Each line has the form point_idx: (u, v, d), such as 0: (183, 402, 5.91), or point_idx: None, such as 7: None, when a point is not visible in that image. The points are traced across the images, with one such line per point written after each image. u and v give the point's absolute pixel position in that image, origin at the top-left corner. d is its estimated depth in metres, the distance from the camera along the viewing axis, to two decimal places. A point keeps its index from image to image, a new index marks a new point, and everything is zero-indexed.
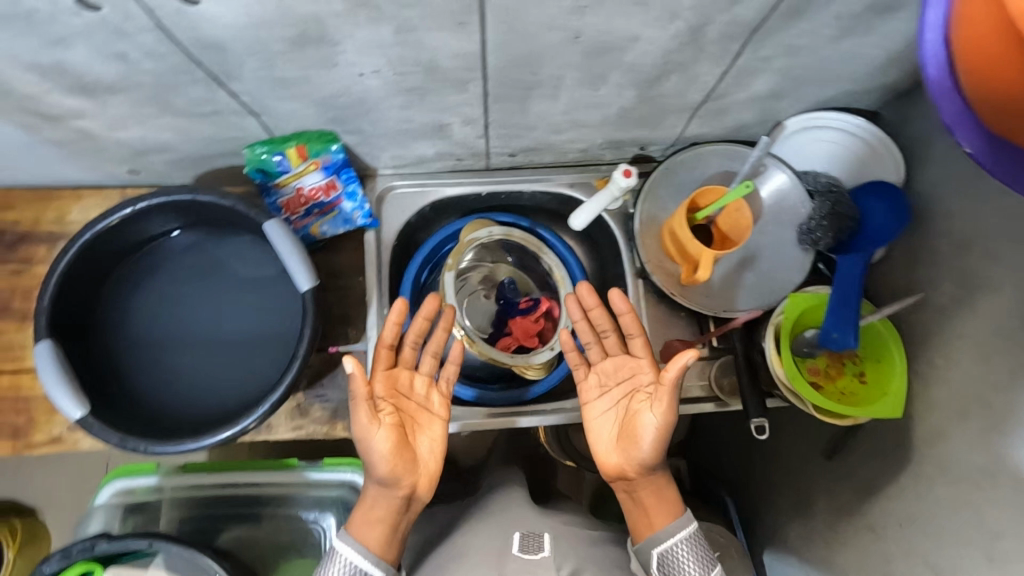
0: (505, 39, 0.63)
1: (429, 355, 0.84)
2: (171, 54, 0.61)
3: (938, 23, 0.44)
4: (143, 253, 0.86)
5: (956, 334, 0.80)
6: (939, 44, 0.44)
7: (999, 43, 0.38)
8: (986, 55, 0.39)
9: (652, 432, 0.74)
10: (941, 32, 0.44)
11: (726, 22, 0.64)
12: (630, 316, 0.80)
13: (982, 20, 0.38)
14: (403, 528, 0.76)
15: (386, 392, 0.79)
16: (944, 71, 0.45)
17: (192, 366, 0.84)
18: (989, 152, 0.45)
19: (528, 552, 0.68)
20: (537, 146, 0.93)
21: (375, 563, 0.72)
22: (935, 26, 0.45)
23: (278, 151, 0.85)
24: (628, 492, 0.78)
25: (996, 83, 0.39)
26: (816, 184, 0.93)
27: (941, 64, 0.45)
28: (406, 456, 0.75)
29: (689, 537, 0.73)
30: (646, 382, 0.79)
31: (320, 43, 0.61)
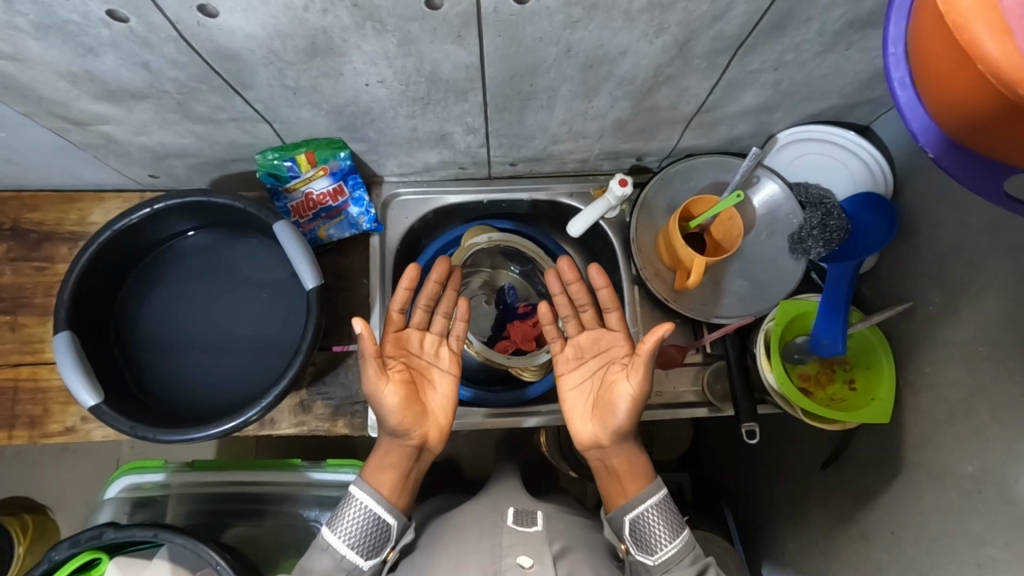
0: (503, 51, 0.67)
1: (440, 317, 0.90)
2: (191, 63, 0.66)
3: (900, 38, 0.48)
4: (160, 251, 0.90)
5: (944, 342, 0.81)
6: (901, 57, 0.48)
7: (952, 55, 0.41)
8: (942, 68, 0.42)
9: (626, 400, 0.78)
10: (902, 46, 0.47)
11: (712, 37, 0.67)
12: (607, 291, 0.86)
13: (935, 37, 0.42)
14: (414, 476, 0.81)
15: (397, 351, 0.84)
16: (908, 83, 0.48)
17: (202, 359, 0.88)
18: (950, 158, 0.48)
19: (522, 525, 0.73)
20: (537, 155, 0.97)
21: (387, 509, 0.76)
22: (898, 40, 0.48)
23: (288, 157, 0.90)
24: (601, 459, 0.82)
25: (953, 92, 0.42)
26: (808, 196, 0.96)
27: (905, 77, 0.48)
28: (415, 408, 0.80)
29: (659, 503, 0.77)
30: (621, 355, 0.85)
31: (328, 54, 0.65)
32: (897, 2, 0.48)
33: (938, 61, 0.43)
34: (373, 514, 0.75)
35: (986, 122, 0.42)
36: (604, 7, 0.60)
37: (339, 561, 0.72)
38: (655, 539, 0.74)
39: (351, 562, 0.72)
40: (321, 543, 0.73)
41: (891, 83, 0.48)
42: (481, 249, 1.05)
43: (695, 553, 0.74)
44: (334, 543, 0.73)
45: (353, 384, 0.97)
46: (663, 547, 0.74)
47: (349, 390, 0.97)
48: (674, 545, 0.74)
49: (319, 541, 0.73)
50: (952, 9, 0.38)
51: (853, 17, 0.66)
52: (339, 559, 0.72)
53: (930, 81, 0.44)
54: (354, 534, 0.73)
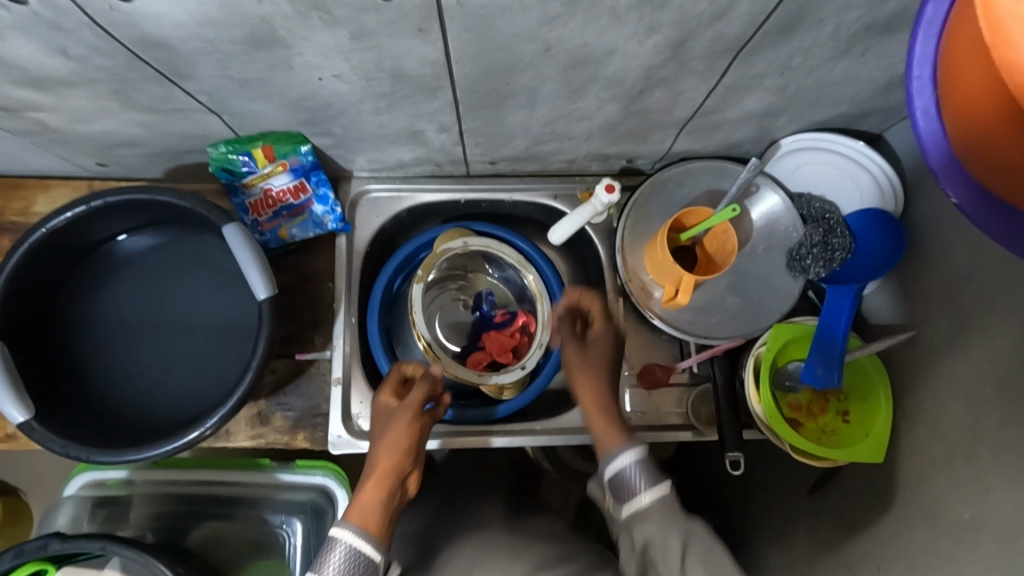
0: (472, 48, 0.59)
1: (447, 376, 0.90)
2: (115, 51, 0.58)
3: (928, 58, 0.40)
4: (93, 256, 0.82)
5: (945, 377, 0.75)
6: (927, 83, 0.40)
7: (989, 80, 0.34)
8: (978, 102, 0.35)
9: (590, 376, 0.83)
10: (929, 68, 0.40)
11: (711, 38, 0.59)
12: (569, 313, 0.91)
13: (970, 66, 0.35)
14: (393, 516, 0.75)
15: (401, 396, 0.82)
16: (932, 115, 0.41)
17: (146, 372, 0.81)
18: (976, 206, 0.40)
19: None
20: (518, 155, 0.89)
21: (372, 546, 0.70)
22: (925, 62, 0.41)
23: (243, 151, 0.82)
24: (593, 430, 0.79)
25: (987, 132, 0.35)
26: (810, 210, 0.87)
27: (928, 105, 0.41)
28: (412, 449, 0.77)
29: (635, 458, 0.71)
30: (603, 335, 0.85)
31: (273, 45, 0.57)
32: (926, 16, 0.41)
33: (973, 89, 0.36)
34: (359, 552, 0.69)
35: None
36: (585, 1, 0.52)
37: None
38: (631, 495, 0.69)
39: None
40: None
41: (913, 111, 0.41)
42: (455, 254, 0.95)
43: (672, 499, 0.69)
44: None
45: (315, 395, 0.92)
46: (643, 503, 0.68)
47: (312, 402, 0.91)
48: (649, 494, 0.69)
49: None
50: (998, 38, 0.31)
51: (872, 20, 0.58)
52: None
53: (959, 111, 0.37)
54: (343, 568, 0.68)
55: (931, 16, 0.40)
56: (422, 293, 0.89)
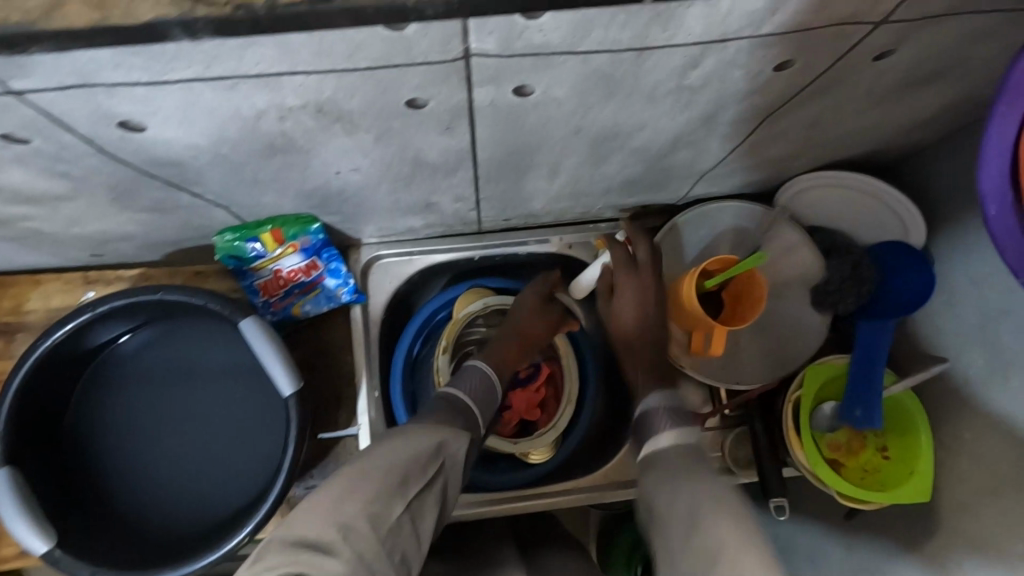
0: (499, 136, 0.56)
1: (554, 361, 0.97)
2: (120, 171, 0.54)
3: (1009, 145, 0.44)
4: (95, 361, 0.77)
5: (984, 411, 0.75)
6: (1005, 178, 0.45)
7: None
8: None
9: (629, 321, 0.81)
10: (1005, 167, 0.45)
11: (744, 108, 0.57)
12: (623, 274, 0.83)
13: None
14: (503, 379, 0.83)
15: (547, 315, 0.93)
16: (1004, 208, 0.45)
17: (164, 478, 0.76)
18: None
19: None
20: (534, 212, 0.87)
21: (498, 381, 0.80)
22: (993, 160, 0.45)
23: (251, 237, 0.78)
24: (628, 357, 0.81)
25: None
26: (832, 244, 0.87)
27: (997, 191, 0.45)
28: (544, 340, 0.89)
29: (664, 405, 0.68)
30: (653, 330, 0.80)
31: (291, 152, 0.54)
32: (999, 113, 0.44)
33: None
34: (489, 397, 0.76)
35: None
36: (623, 92, 0.49)
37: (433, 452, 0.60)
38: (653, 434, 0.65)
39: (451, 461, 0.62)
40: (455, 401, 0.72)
41: (989, 208, 0.46)
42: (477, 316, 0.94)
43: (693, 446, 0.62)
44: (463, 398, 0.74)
45: None
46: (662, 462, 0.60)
47: None
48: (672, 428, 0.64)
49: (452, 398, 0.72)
50: None
51: (905, 80, 0.57)
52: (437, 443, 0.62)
53: None
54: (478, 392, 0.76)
55: (1005, 115, 0.44)
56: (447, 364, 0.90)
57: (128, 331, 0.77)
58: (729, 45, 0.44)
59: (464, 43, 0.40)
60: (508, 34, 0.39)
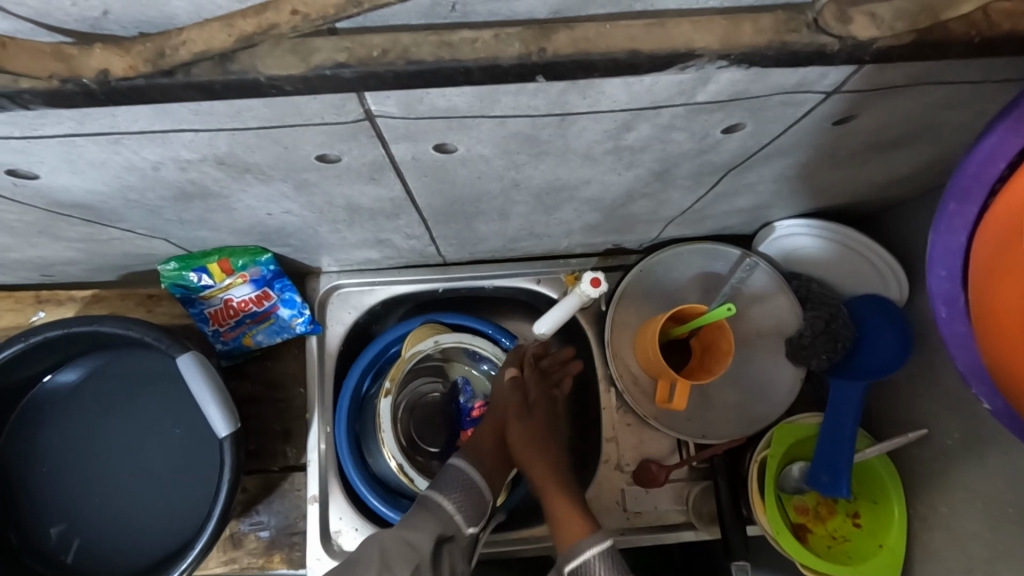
0: (432, 187, 0.53)
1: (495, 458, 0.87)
2: (32, 210, 0.51)
3: (955, 254, 0.42)
4: (28, 395, 0.75)
5: (961, 486, 0.70)
6: (955, 282, 0.42)
7: (1023, 329, 0.34)
8: (992, 328, 0.37)
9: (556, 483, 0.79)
10: (955, 269, 0.42)
11: (698, 164, 0.53)
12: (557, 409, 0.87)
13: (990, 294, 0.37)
14: (489, 476, 0.80)
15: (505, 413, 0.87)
16: (955, 312, 0.43)
17: (95, 516, 0.74)
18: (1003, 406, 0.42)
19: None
20: (496, 249, 0.83)
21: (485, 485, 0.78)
22: (944, 262, 0.42)
23: (196, 267, 0.76)
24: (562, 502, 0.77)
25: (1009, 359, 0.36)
26: (811, 294, 0.82)
27: (948, 296, 0.43)
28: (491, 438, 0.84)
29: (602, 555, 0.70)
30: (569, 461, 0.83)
31: (209, 198, 0.51)
32: (948, 210, 0.42)
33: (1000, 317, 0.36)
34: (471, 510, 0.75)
35: None
36: (555, 151, 0.46)
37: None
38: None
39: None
40: (432, 501, 0.74)
41: (938, 310, 0.43)
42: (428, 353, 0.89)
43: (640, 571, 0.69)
44: (444, 508, 0.74)
45: (291, 513, 0.85)
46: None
47: (287, 519, 0.85)
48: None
49: (429, 498, 0.74)
50: None
51: (874, 142, 0.53)
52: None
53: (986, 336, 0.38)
54: (462, 498, 0.76)
55: (956, 212, 0.41)
56: (390, 407, 0.86)
57: (53, 369, 0.75)
58: (661, 110, 0.40)
59: (361, 106, 0.36)
60: (409, 99, 0.36)
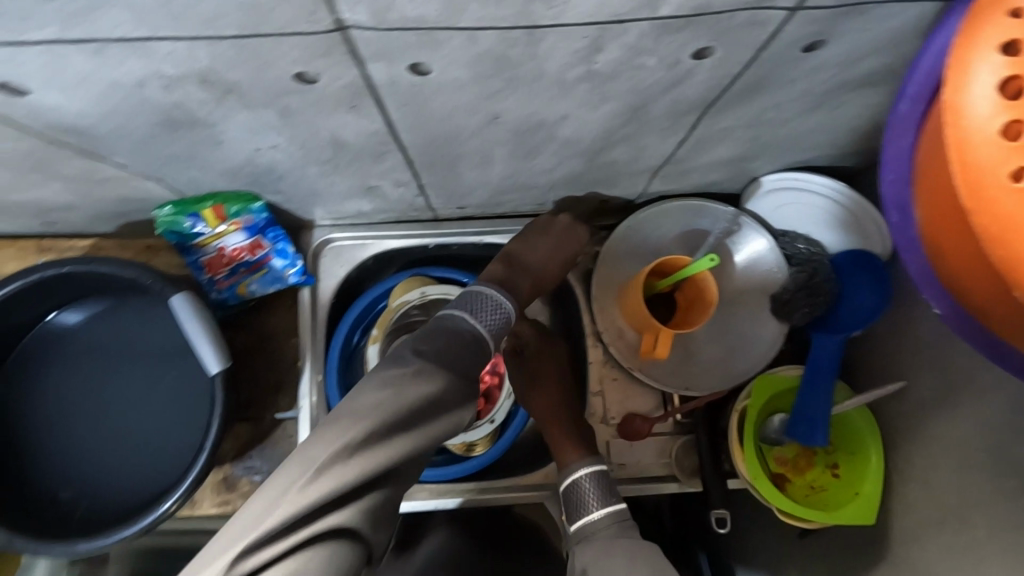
0: (412, 120, 0.54)
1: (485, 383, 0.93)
2: (23, 136, 0.53)
3: (905, 156, 0.45)
4: (30, 333, 0.77)
5: (938, 438, 0.70)
6: (901, 185, 0.45)
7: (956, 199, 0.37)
8: (941, 211, 0.40)
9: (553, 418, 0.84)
10: (902, 171, 0.45)
11: (673, 100, 0.53)
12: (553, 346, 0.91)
13: (938, 171, 0.39)
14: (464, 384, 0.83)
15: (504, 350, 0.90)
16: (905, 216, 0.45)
17: (88, 452, 0.76)
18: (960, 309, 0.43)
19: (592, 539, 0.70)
20: (485, 202, 0.85)
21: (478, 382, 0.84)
22: (896, 166, 0.45)
23: (191, 212, 0.77)
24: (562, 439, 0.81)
25: (953, 241, 0.39)
26: (795, 250, 0.83)
27: (901, 203, 0.45)
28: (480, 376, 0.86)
29: (592, 475, 0.75)
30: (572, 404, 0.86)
31: (194, 126, 0.52)
32: (899, 112, 0.45)
33: (945, 194, 0.38)
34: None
35: (991, 273, 0.36)
36: (528, 77, 0.47)
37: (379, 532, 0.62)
38: (584, 513, 0.72)
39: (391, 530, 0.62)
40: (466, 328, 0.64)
41: (891, 216, 0.45)
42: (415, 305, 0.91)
43: (629, 526, 0.69)
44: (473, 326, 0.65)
45: (282, 459, 0.88)
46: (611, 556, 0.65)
47: (278, 465, 0.88)
48: (603, 513, 0.71)
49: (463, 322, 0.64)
50: (951, 131, 0.35)
51: (847, 78, 0.53)
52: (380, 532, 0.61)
53: (934, 223, 0.40)
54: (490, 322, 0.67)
55: (907, 112, 0.44)
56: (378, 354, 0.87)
57: (57, 309, 0.77)
58: (626, 26, 0.41)
59: (330, 12, 0.37)
60: (376, 5, 0.37)
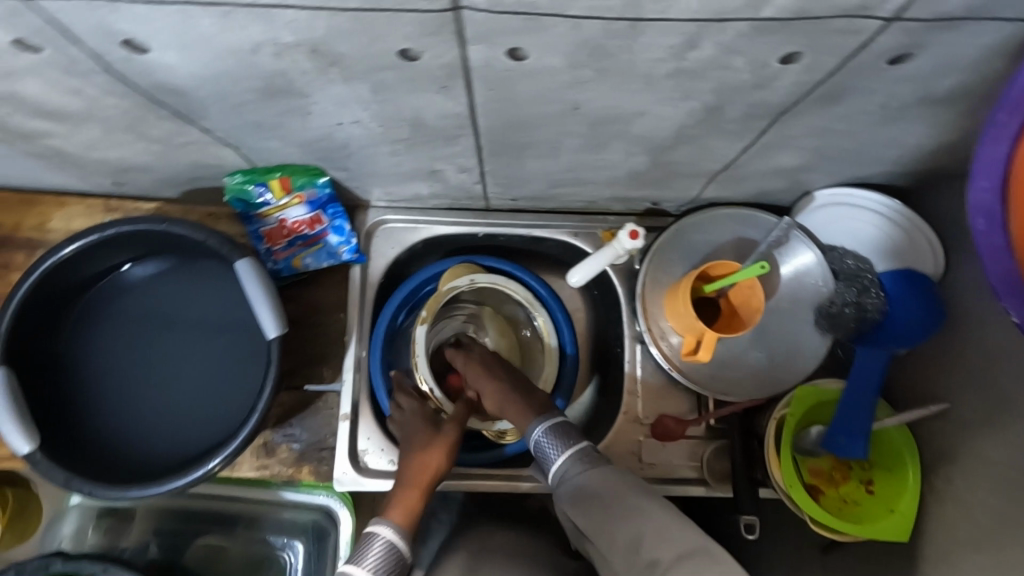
0: (495, 104, 0.56)
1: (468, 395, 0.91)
2: (129, 93, 0.56)
3: (997, 164, 0.50)
4: (99, 284, 0.81)
5: (978, 461, 0.70)
6: (996, 193, 0.50)
7: None
8: None
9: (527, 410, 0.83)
10: (996, 179, 0.50)
11: (750, 103, 0.55)
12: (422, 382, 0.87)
13: None
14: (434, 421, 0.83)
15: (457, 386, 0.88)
16: (992, 223, 0.51)
17: (145, 404, 0.79)
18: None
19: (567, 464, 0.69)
20: (539, 195, 0.86)
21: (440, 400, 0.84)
22: (988, 174, 0.50)
23: (259, 182, 0.80)
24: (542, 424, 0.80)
25: None
26: (842, 266, 0.84)
27: (987, 209, 0.51)
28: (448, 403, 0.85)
29: (544, 433, 0.68)
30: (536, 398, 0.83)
31: (290, 95, 0.55)
32: (997, 122, 0.49)
33: None
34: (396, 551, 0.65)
35: None
36: (618, 69, 0.49)
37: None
38: (550, 467, 0.67)
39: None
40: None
41: (978, 220, 0.51)
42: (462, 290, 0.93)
43: (595, 456, 0.65)
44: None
45: (322, 429, 0.90)
46: (595, 491, 0.61)
47: (317, 435, 0.90)
48: (565, 458, 0.66)
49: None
50: None
51: (922, 93, 0.54)
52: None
53: None
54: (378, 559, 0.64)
55: (1002, 123, 0.49)
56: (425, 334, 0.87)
57: (130, 262, 0.81)
58: (726, 26, 0.43)
59: None
60: None
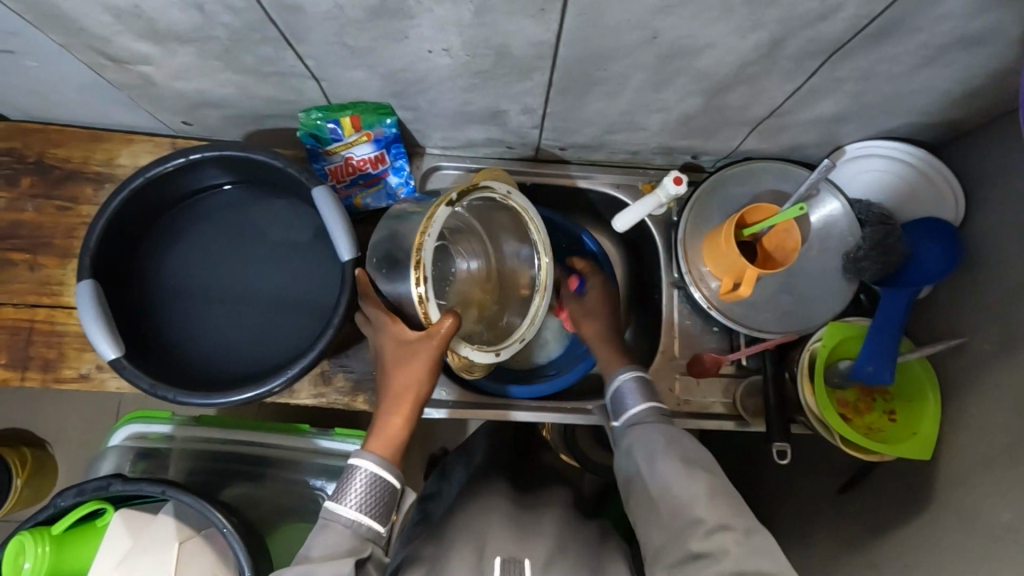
0: (581, 31, 0.62)
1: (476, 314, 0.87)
2: (248, 9, 0.61)
3: None
4: (178, 209, 0.85)
5: (992, 386, 0.76)
6: None
7: None
8: None
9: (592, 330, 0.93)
10: None
11: (808, 38, 0.62)
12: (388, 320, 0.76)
13: None
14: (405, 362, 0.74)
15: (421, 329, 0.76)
16: None
17: (219, 324, 0.83)
18: None
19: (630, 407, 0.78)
20: (588, 143, 0.92)
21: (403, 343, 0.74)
22: None
23: (332, 119, 0.85)
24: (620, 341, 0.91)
25: None
26: (869, 213, 0.90)
27: None
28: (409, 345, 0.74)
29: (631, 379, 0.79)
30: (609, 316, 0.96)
31: (396, 14, 0.60)
32: None
33: None
34: (382, 481, 0.68)
35: None
36: None
37: (349, 529, 0.66)
38: (625, 410, 0.77)
39: (361, 534, 0.66)
40: (336, 524, 0.66)
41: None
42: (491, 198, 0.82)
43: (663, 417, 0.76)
44: (348, 518, 0.66)
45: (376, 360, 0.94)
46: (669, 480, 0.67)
47: (371, 366, 0.94)
48: (640, 408, 0.76)
49: (331, 520, 0.66)
50: None
51: (961, 33, 0.61)
52: (346, 524, 0.66)
53: None
54: (367, 501, 0.67)
55: None
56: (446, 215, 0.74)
57: (232, 181, 0.86)
58: None
59: None
60: None
